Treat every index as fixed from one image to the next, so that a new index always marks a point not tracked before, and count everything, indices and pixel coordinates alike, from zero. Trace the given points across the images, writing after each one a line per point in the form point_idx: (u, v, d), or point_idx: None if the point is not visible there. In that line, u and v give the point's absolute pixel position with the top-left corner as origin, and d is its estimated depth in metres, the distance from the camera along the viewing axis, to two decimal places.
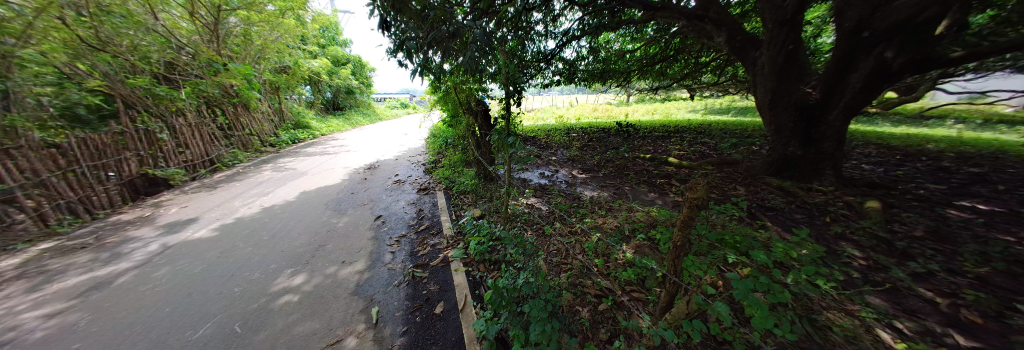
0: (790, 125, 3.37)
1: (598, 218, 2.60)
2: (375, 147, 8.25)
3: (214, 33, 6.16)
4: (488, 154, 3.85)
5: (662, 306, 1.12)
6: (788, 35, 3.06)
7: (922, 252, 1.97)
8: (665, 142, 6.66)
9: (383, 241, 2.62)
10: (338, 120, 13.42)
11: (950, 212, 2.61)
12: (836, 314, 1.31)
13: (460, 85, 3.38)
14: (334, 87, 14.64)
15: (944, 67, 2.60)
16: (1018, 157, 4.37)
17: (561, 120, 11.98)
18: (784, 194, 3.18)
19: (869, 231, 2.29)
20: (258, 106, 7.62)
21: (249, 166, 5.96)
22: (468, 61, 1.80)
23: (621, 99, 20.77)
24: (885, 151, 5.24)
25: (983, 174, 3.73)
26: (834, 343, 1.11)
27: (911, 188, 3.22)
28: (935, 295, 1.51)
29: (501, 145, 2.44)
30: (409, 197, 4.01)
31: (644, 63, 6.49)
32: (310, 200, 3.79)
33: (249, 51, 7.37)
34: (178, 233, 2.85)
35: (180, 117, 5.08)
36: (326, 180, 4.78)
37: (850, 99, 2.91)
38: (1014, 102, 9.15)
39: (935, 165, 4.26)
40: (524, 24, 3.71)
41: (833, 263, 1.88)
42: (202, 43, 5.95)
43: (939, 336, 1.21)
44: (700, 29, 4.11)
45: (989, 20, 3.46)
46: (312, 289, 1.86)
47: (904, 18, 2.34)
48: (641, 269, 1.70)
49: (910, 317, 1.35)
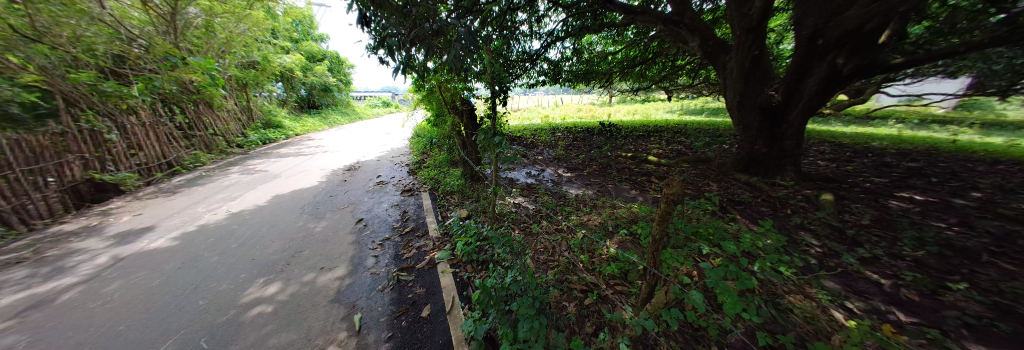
0: (756, 125, 3.65)
1: (583, 215, 2.66)
2: (355, 147, 7.92)
3: (170, 23, 5.59)
4: (474, 154, 3.80)
5: (644, 297, 1.17)
6: (754, 41, 3.28)
7: (868, 238, 2.21)
8: (646, 141, 6.96)
9: (365, 245, 2.53)
10: (314, 119, 12.72)
11: (892, 202, 2.94)
12: (796, 297, 1.44)
13: (444, 84, 3.34)
14: (309, 84, 13.89)
15: (887, 72, 2.90)
16: (948, 153, 4.98)
17: (547, 120, 12.12)
18: (751, 189, 3.43)
19: (824, 221, 2.53)
20: (223, 104, 7.04)
21: (215, 168, 5.53)
22: (453, 59, 1.76)
23: (604, 99, 21.37)
24: (838, 148, 5.78)
25: (920, 169, 4.22)
26: (795, 325, 1.22)
27: (857, 181, 3.61)
28: (880, 277, 1.71)
29: (486, 145, 2.43)
30: (392, 198, 3.88)
31: (625, 65, 6.74)
32: (284, 204, 3.57)
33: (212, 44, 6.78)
34: (134, 243, 2.58)
35: (132, 115, 4.60)
36: (302, 183, 4.53)
37: (808, 100, 3.19)
38: (948, 104, 10.40)
39: (880, 161, 4.75)
40: (509, 23, 3.70)
41: (795, 251, 2.05)
42: (157, 34, 5.39)
43: (884, 313, 1.38)
44: (676, 34, 4.31)
45: (925, 32, 3.89)
46: (288, 298, 1.76)
47: (852, 28, 2.57)
48: (624, 263, 1.77)
49: (861, 298, 1.51)
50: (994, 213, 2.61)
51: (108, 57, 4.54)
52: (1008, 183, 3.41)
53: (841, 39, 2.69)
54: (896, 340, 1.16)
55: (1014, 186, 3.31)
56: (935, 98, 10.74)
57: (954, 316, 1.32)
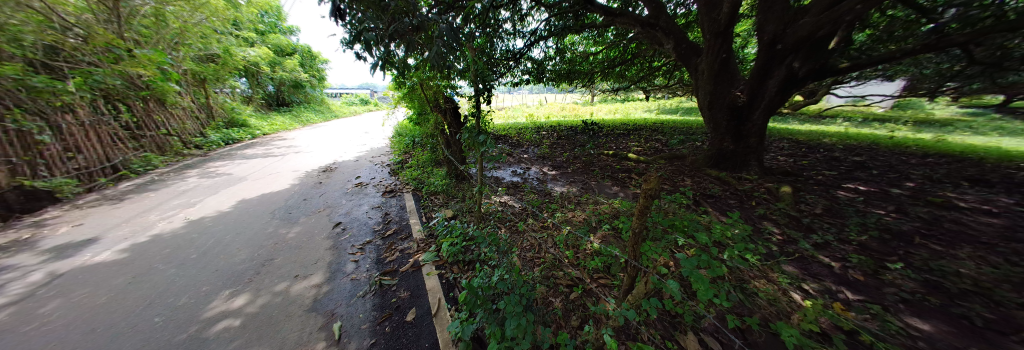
0: (724, 123, 3.89)
1: (568, 212, 2.72)
2: (332, 147, 7.52)
3: (116, 12, 4.94)
4: (458, 153, 3.74)
5: (625, 288, 1.22)
6: (722, 44, 3.51)
7: (820, 225, 2.45)
8: (626, 139, 7.21)
9: (344, 250, 2.41)
10: (284, 117, 11.87)
11: (841, 193, 3.28)
12: (760, 281, 1.57)
13: (427, 82, 3.26)
14: (278, 80, 12.96)
15: (834, 76, 3.23)
16: (885, 149, 5.63)
17: (531, 118, 12.18)
18: (721, 183, 3.67)
19: (784, 211, 2.77)
20: (177, 100, 6.37)
21: (169, 172, 5.00)
22: (434, 55, 1.70)
23: (586, 99, 21.86)
24: (795, 145, 6.34)
25: (863, 162, 4.74)
26: (760, 307, 1.34)
27: (810, 175, 3.99)
28: (831, 260, 1.91)
29: (471, 143, 2.39)
30: (372, 200, 3.73)
31: (606, 65, 6.95)
32: (252, 209, 3.31)
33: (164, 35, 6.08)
34: (75, 257, 2.27)
35: (68, 114, 4.04)
36: (271, 186, 4.22)
37: (769, 100, 3.46)
38: (885, 105, 11.77)
39: (831, 156, 5.27)
40: (492, 21, 3.67)
41: (759, 239, 2.23)
42: (98, 23, 4.66)
43: (834, 293, 1.55)
44: (652, 36, 4.50)
45: (868, 40, 4.34)
46: (258, 310, 1.63)
47: (806, 34, 2.84)
48: (607, 257, 1.83)
49: (816, 280, 1.68)
50: (920, 201, 3.01)
51: (40, 49, 3.87)
52: (931, 175, 3.93)
53: (796, 44, 2.95)
54: (846, 317, 1.31)
55: (935, 177, 3.83)
56: (875, 100, 12.10)
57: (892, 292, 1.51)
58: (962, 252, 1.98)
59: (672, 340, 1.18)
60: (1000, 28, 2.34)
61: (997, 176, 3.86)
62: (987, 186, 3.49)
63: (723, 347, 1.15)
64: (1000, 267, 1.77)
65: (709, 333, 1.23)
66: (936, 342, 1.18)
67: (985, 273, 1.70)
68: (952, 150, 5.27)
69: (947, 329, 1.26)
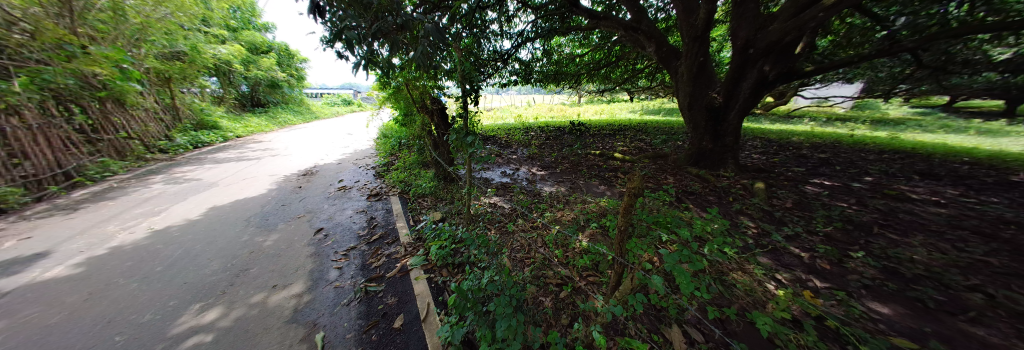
0: (703, 123, 4.08)
1: (557, 212, 2.76)
2: (313, 149, 7.22)
3: (70, 4, 4.48)
4: (446, 154, 3.69)
5: (612, 285, 1.25)
6: (700, 48, 3.67)
7: (791, 218, 2.62)
8: (612, 139, 7.39)
9: (326, 257, 2.32)
10: (259, 119, 11.24)
11: (809, 188, 3.52)
12: (738, 273, 1.65)
13: (413, 82, 3.21)
14: (252, 80, 12.28)
15: (800, 79, 3.46)
16: (847, 146, 6.08)
17: (519, 119, 12.20)
18: (701, 180, 3.84)
19: (758, 205, 2.94)
20: (139, 101, 5.89)
21: (129, 178, 4.60)
22: (419, 55, 1.66)
23: (573, 100, 22.19)
24: (768, 143, 6.74)
25: (828, 159, 5.10)
26: (737, 297, 1.42)
27: (781, 171, 4.26)
28: (801, 251, 2.05)
29: (459, 144, 2.37)
30: (357, 204, 3.62)
31: (591, 67, 7.11)
32: (225, 216, 3.11)
33: (123, 31, 5.54)
34: (20, 274, 2.04)
35: (13, 117, 3.64)
36: (247, 191, 3.99)
37: (743, 102, 3.67)
38: (846, 105, 12.74)
39: (799, 153, 5.65)
40: (479, 22, 3.66)
41: (737, 233, 2.35)
42: (47, 18, 4.13)
43: (805, 281, 1.66)
44: (635, 39, 4.64)
45: (831, 46, 4.68)
46: (233, 324, 1.53)
47: (775, 40, 3.03)
48: (595, 255, 1.87)
49: (788, 270, 1.79)
50: (877, 194, 3.28)
51: None
52: (886, 169, 4.30)
53: (766, 49, 3.15)
54: (816, 304, 1.40)
55: (889, 172, 4.20)
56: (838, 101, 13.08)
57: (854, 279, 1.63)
58: (914, 239, 2.17)
59: (658, 334, 1.21)
60: (944, 35, 2.58)
61: (941, 170, 4.27)
62: (932, 180, 3.86)
63: (705, 338, 1.20)
64: (945, 252, 1.97)
65: (691, 324, 1.28)
66: (894, 324, 1.29)
67: (933, 259, 1.88)
68: (904, 146, 5.79)
69: (903, 311, 1.38)
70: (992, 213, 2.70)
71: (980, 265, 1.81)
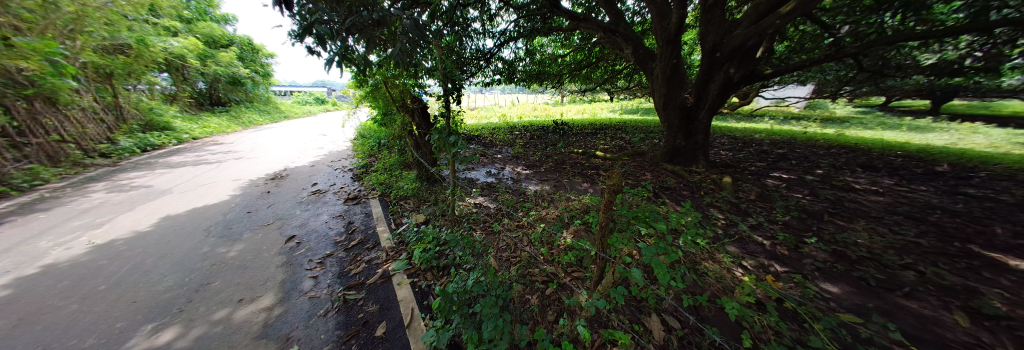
0: (676, 122, 4.30)
1: (542, 210, 2.78)
2: (283, 151, 6.75)
3: None
4: (429, 155, 3.61)
5: (595, 279, 1.28)
6: (672, 51, 3.87)
7: (755, 209, 2.85)
8: (594, 138, 7.60)
9: (299, 266, 2.17)
10: (220, 118, 10.29)
11: (770, 181, 3.83)
12: (709, 261, 1.77)
13: (392, 80, 3.09)
14: (211, 76, 11.21)
15: (761, 81, 3.76)
16: (802, 142, 6.69)
17: (503, 119, 12.19)
18: (676, 176, 4.05)
19: (726, 198, 3.17)
20: (73, 99, 5.17)
21: (61, 186, 4.02)
22: (398, 52, 1.59)
23: (556, 99, 22.53)
24: (734, 140, 7.26)
25: (786, 154, 5.59)
26: (708, 284, 1.52)
27: (746, 166, 4.60)
28: (763, 238, 2.23)
29: (441, 144, 2.32)
30: (333, 208, 3.43)
31: (573, 67, 7.27)
32: (181, 227, 2.81)
33: (55, 23, 4.68)
34: None
35: None
36: (208, 198, 3.65)
37: (711, 101, 3.92)
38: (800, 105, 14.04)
39: (761, 149, 6.14)
40: (460, 19, 3.61)
41: (708, 224, 2.52)
42: None
43: (767, 266, 1.82)
44: (613, 42, 4.81)
45: (787, 50, 5.13)
46: (192, 343, 1.37)
47: (738, 44, 3.28)
48: (579, 251, 1.92)
49: (752, 257, 1.95)
50: (827, 185, 3.66)
51: None
52: (834, 163, 4.80)
53: (731, 53, 3.40)
54: (777, 287, 1.54)
55: (836, 165, 4.69)
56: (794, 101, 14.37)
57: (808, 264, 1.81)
58: (857, 225, 2.45)
59: (639, 323, 1.27)
60: (882, 42, 2.92)
61: (879, 163, 4.82)
62: (871, 171, 4.37)
63: (682, 324, 1.27)
64: (882, 235, 2.24)
65: (669, 312, 1.36)
66: (842, 301, 1.45)
67: (873, 241, 2.13)
68: (848, 142, 6.49)
69: (849, 290, 1.56)
70: (919, 201, 3.09)
71: (909, 246, 2.07)
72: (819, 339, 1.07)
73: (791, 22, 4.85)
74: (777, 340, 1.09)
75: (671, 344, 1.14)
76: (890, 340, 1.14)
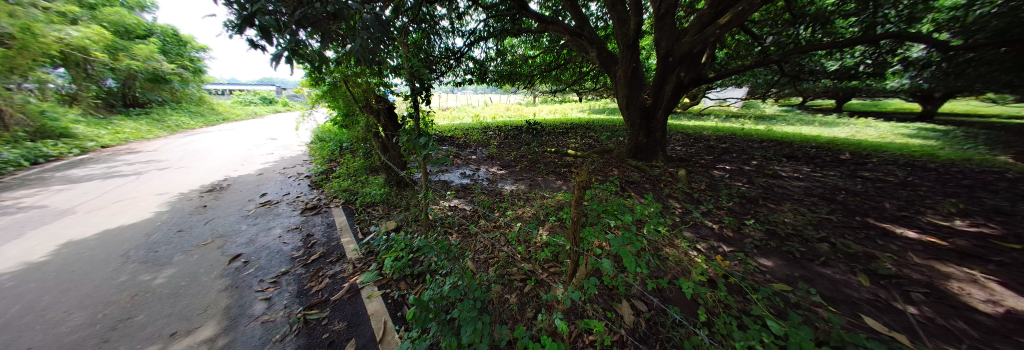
0: (638, 121, 4.63)
1: (518, 209, 2.81)
2: (223, 158, 5.88)
3: None
4: (398, 158, 3.43)
5: (570, 272, 1.34)
6: (632, 55, 4.16)
7: (706, 198, 3.19)
8: (565, 137, 7.87)
9: (248, 288, 1.90)
10: (137, 122, 8.63)
11: (717, 172, 4.33)
12: (670, 247, 1.94)
13: (353, 78, 2.87)
14: (125, 72, 9.40)
15: (706, 83, 4.23)
16: (742, 138, 7.66)
17: (476, 119, 12.04)
18: (639, 170, 4.37)
19: (682, 189, 3.50)
20: None
21: None
22: (358, 48, 1.46)
23: (528, 100, 22.89)
24: (688, 136, 8.05)
25: (729, 148, 6.36)
26: (668, 267, 1.68)
27: (698, 159, 5.14)
28: (713, 222, 2.52)
29: (411, 146, 2.21)
30: (287, 221, 3.08)
31: (543, 69, 7.46)
32: (87, 253, 2.29)
33: None
34: None
35: None
36: (124, 217, 3.03)
37: (667, 101, 4.31)
38: (739, 105, 16.03)
39: (709, 144, 6.91)
40: (427, 16, 3.48)
41: (668, 212, 2.76)
42: None
43: (716, 247, 2.05)
44: (579, 44, 5.02)
45: (727, 56, 5.83)
46: None
47: (687, 50, 3.66)
48: (554, 247, 1.98)
49: (705, 240, 2.18)
50: (761, 174, 4.24)
51: None
52: (766, 155, 5.58)
53: (681, 58, 3.77)
54: (725, 265, 1.75)
55: (768, 156, 5.46)
56: (734, 101, 16.36)
57: (748, 244, 2.09)
58: (784, 206, 2.88)
59: (611, 311, 1.35)
60: (797, 51, 3.46)
61: (800, 154, 5.71)
62: (793, 161, 5.16)
63: (649, 307, 1.39)
64: (803, 215, 2.66)
65: (637, 297, 1.46)
66: (775, 272, 1.70)
67: (797, 219, 2.52)
68: (776, 137, 7.57)
69: (780, 262, 1.83)
70: (828, 184, 3.73)
71: (823, 222, 2.50)
72: (758, 307, 1.25)
73: (729, 32, 5.52)
74: (726, 312, 1.24)
75: (640, 327, 1.23)
76: (811, 301, 1.37)
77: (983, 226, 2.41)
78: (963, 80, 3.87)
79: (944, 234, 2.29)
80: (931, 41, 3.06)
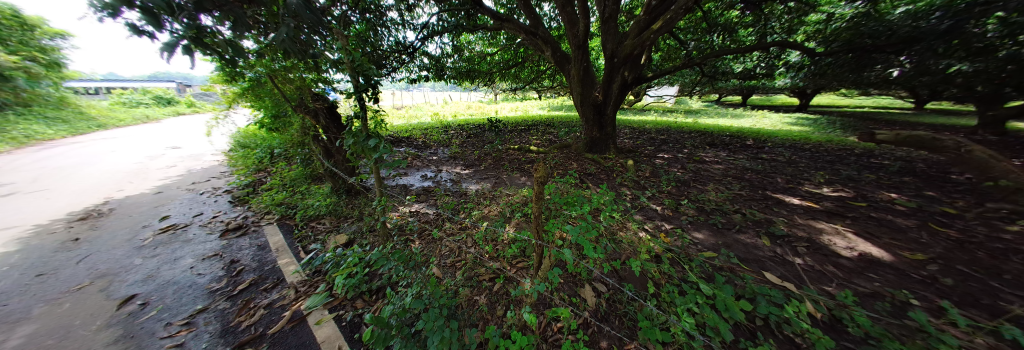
0: (592, 116, 4.96)
1: (484, 208, 2.79)
2: (99, 176, 4.53)
3: None
4: (345, 163, 3.08)
5: (537, 265, 1.37)
6: (582, 55, 4.42)
7: (651, 184, 3.59)
8: (527, 134, 8.06)
9: (150, 335, 1.51)
10: None
11: (659, 160, 4.90)
12: (623, 231, 2.14)
13: (282, 73, 2.48)
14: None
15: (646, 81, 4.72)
16: (678, 130, 8.82)
17: (437, 118, 11.55)
18: (595, 163, 4.70)
19: (632, 177, 3.87)
20: None
21: None
22: (281, 39, 1.18)
23: (490, 98, 22.80)
24: (635, 130, 8.96)
25: (667, 139, 7.29)
26: (622, 249, 1.85)
27: (643, 150, 5.76)
28: (656, 205, 2.86)
29: (359, 149, 2.00)
30: (201, 247, 2.54)
31: (502, 67, 7.49)
32: None
33: None
34: None
35: None
36: None
37: (614, 98, 4.72)
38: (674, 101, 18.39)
39: (652, 136, 7.80)
40: (370, 6, 3.19)
41: (622, 199, 3.03)
42: None
43: (660, 227, 2.32)
44: (535, 43, 5.12)
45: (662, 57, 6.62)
46: None
47: (629, 52, 4.01)
48: (521, 242, 2.02)
49: (652, 221, 2.44)
50: (692, 160, 4.95)
51: None
52: (695, 144, 6.54)
53: (623, 59, 4.13)
54: (666, 242, 1.99)
55: (696, 145, 6.41)
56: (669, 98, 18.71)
57: (685, 222, 2.40)
58: (710, 186, 3.41)
59: (576, 296, 1.43)
60: (714, 55, 4.08)
61: (719, 141, 6.83)
62: (715, 148, 6.16)
63: (607, 287, 1.51)
64: (723, 192, 3.19)
65: (597, 280, 1.58)
66: (704, 242, 2.02)
67: (720, 197, 3.00)
68: (702, 128, 8.90)
69: (708, 234, 2.17)
70: (740, 165, 4.53)
71: (737, 197, 3.03)
72: (693, 274, 1.47)
73: (661, 37, 6.28)
74: (669, 282, 1.43)
75: (602, 307, 1.34)
76: (730, 263, 1.66)
77: (840, 192, 3.20)
78: (824, 79, 5.04)
79: (817, 199, 2.99)
80: (803, 49, 3.91)
